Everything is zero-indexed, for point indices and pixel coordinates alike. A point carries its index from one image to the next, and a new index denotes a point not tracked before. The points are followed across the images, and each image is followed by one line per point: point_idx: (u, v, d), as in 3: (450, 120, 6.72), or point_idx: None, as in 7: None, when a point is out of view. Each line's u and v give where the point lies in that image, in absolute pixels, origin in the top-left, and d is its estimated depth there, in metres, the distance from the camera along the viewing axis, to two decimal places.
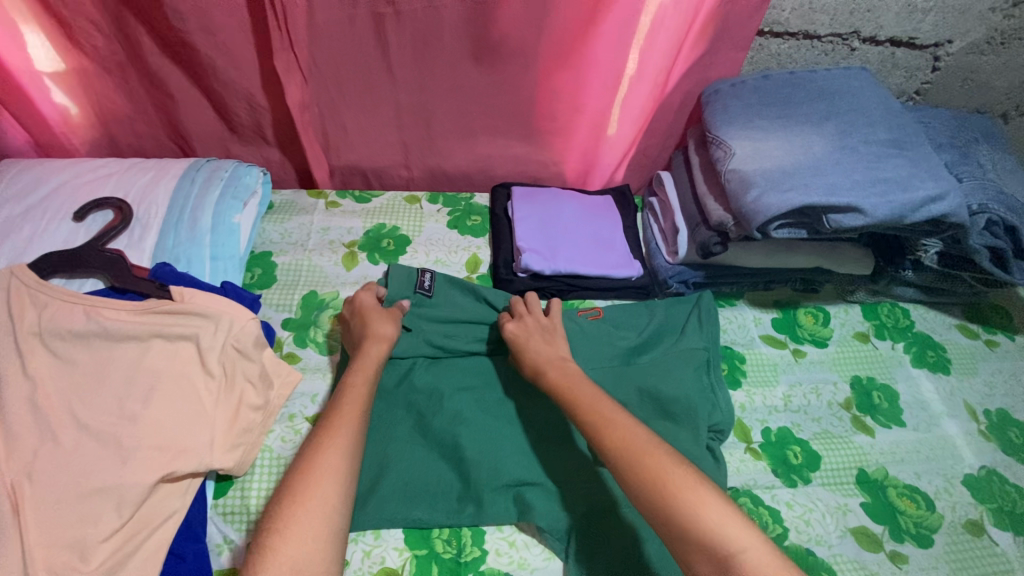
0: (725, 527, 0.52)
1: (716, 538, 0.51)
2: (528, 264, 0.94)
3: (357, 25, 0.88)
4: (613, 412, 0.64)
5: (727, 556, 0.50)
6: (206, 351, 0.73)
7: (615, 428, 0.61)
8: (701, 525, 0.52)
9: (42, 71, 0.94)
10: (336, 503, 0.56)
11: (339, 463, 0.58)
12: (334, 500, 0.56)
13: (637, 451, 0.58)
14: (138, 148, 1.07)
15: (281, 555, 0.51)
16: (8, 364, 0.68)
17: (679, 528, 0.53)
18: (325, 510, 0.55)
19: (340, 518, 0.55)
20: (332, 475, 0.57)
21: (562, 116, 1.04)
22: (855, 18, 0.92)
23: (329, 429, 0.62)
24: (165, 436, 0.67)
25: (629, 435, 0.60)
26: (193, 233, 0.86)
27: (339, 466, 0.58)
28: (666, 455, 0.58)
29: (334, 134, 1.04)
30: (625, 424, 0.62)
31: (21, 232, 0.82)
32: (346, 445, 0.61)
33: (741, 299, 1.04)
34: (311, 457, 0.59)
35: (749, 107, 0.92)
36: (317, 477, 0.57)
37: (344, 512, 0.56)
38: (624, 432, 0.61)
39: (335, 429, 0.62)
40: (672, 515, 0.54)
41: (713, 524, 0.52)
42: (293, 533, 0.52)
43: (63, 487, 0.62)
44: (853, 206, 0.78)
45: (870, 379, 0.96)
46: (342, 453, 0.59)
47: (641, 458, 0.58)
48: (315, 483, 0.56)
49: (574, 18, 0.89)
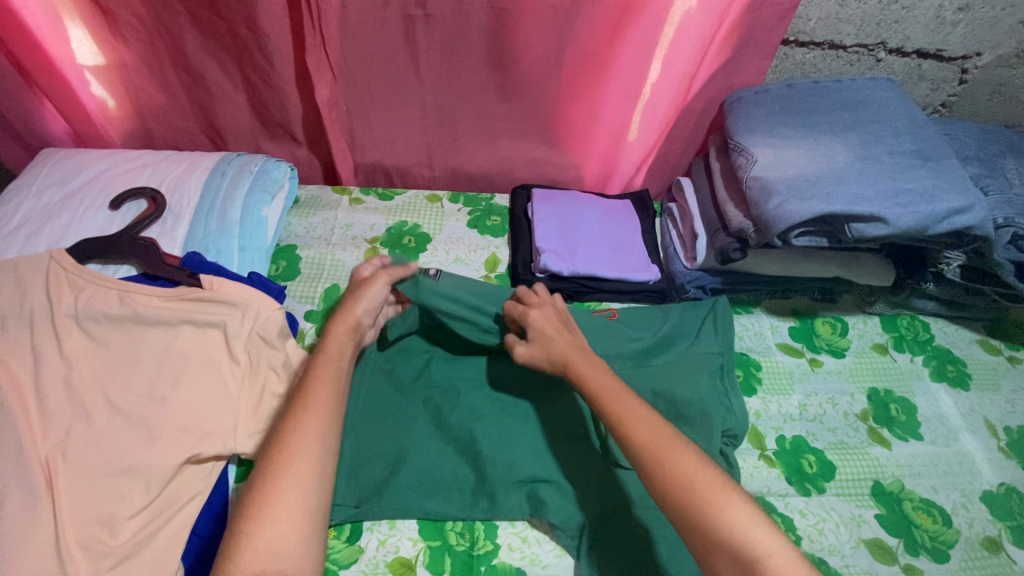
0: (750, 530, 0.52)
1: (743, 543, 0.52)
2: (546, 264, 0.95)
3: (386, 27, 0.90)
4: (637, 404, 0.64)
5: (752, 559, 0.51)
6: (232, 339, 0.75)
7: (641, 428, 0.61)
8: (727, 528, 0.53)
9: (84, 64, 0.98)
10: (310, 483, 0.53)
11: (312, 442, 0.55)
12: (307, 480, 0.53)
13: (660, 450, 0.58)
14: (171, 142, 1.11)
15: (256, 541, 0.49)
16: (46, 344, 0.71)
17: (703, 531, 0.53)
18: (299, 491, 0.52)
19: (315, 498, 0.53)
20: (304, 454, 0.54)
21: (584, 120, 1.05)
22: (882, 29, 0.92)
23: (304, 404, 0.59)
24: (192, 419, 0.69)
25: (656, 436, 0.60)
26: (223, 224, 0.88)
27: (313, 445, 0.55)
28: (696, 456, 0.58)
29: (359, 132, 1.06)
30: (647, 423, 0.61)
31: (59, 219, 0.85)
32: (322, 422, 0.57)
33: (758, 307, 1.04)
34: (282, 435, 0.56)
35: (773, 115, 0.92)
36: (289, 457, 0.54)
37: (320, 491, 0.53)
38: (646, 429, 0.60)
39: (308, 405, 0.59)
40: (696, 519, 0.54)
41: (738, 526, 0.53)
42: (267, 517, 0.50)
43: (94, 465, 0.64)
44: (875, 215, 0.78)
45: (887, 391, 0.95)
46: (314, 431, 0.56)
47: (667, 458, 0.58)
48: (287, 462, 0.53)
49: (600, 24, 0.90)
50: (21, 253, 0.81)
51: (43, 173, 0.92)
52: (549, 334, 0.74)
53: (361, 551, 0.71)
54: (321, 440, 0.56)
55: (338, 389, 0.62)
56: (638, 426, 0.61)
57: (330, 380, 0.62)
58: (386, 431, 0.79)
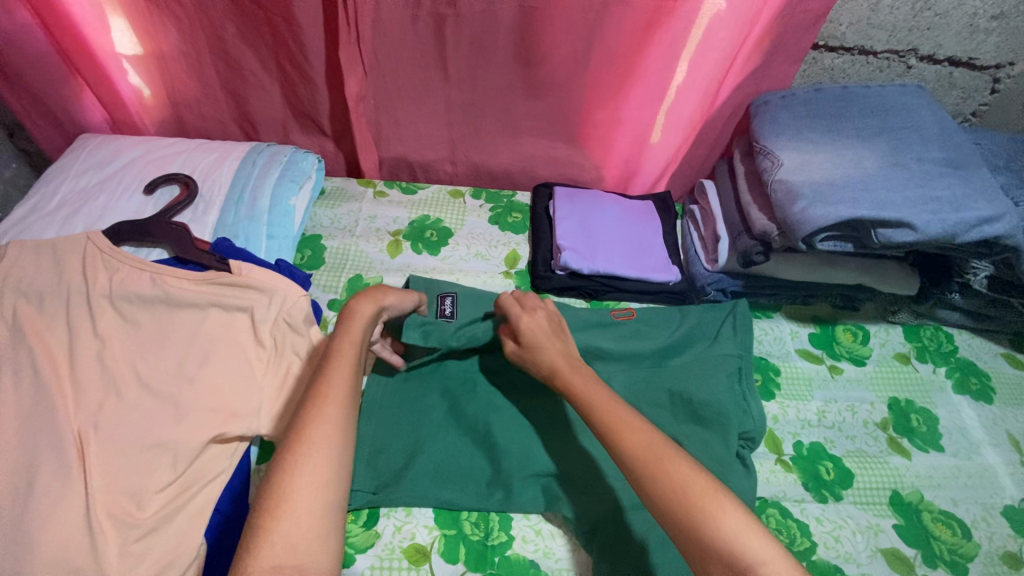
0: (744, 538, 0.52)
1: (736, 551, 0.51)
2: (567, 262, 0.96)
3: (417, 24, 0.92)
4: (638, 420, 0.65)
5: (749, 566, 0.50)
6: (259, 323, 0.77)
7: (630, 437, 0.60)
8: (722, 536, 0.52)
9: (122, 54, 1.00)
10: (329, 479, 0.53)
11: (330, 437, 0.55)
12: (326, 476, 0.53)
13: (652, 458, 0.58)
14: (203, 132, 1.13)
15: (274, 536, 0.48)
16: (81, 321, 0.73)
17: (696, 538, 0.52)
18: (317, 486, 0.52)
19: (333, 494, 0.52)
20: (323, 450, 0.54)
21: (608, 121, 1.06)
22: (914, 36, 0.92)
23: (320, 397, 0.58)
24: (218, 399, 0.71)
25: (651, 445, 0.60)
26: (252, 212, 0.90)
27: (331, 441, 0.55)
28: (688, 464, 0.58)
29: (386, 127, 1.08)
30: (638, 431, 0.61)
31: (96, 202, 0.88)
32: (341, 413, 0.57)
33: (778, 312, 1.03)
34: (301, 429, 0.55)
35: (799, 119, 0.92)
36: (308, 452, 0.53)
37: (337, 487, 0.53)
38: (638, 437, 0.60)
39: (325, 398, 0.58)
40: (690, 528, 0.53)
41: (735, 535, 0.52)
42: (286, 512, 0.50)
43: (123, 439, 0.66)
44: (903, 222, 0.77)
45: (908, 401, 0.94)
46: (333, 426, 0.56)
47: (659, 466, 0.57)
48: (305, 458, 0.53)
49: (628, 25, 0.90)
50: (59, 233, 0.84)
51: (81, 157, 0.94)
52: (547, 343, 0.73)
53: (378, 536, 0.72)
54: (339, 437, 0.55)
55: (353, 381, 0.61)
56: (629, 434, 0.60)
57: (346, 371, 0.61)
58: (405, 420, 0.81)
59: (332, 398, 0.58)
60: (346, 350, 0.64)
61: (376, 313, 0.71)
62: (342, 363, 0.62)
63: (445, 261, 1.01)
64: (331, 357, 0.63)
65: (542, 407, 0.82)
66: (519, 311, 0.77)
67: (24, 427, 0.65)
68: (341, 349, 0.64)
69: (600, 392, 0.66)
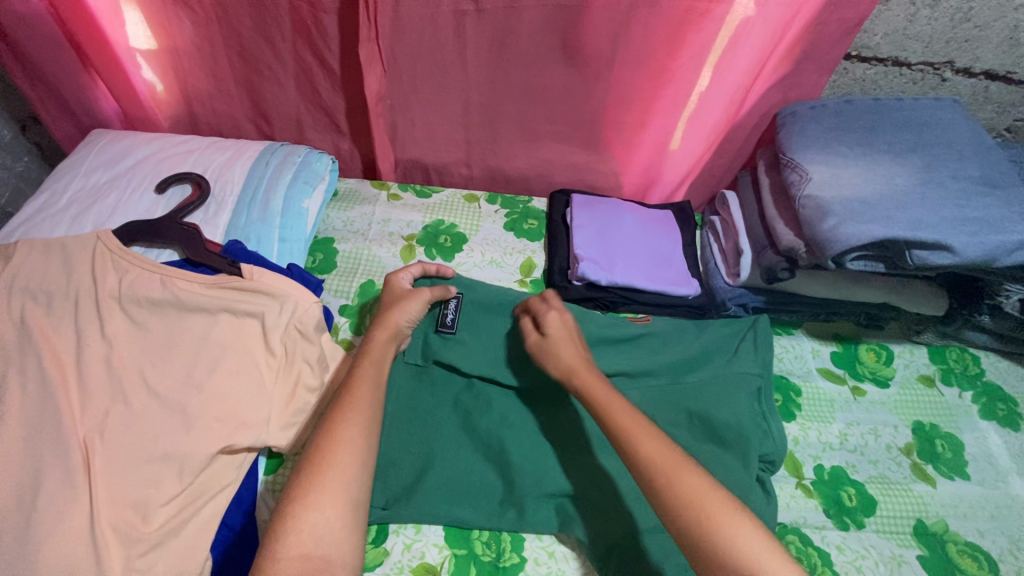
0: (762, 560, 0.50)
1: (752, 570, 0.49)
2: (584, 273, 0.93)
3: (437, 23, 0.89)
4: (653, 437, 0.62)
5: None
6: (270, 330, 0.74)
7: (647, 441, 0.58)
8: (737, 553, 0.50)
9: (137, 48, 0.99)
10: (354, 473, 0.55)
11: (356, 436, 0.58)
12: (352, 470, 0.55)
13: (668, 466, 0.56)
14: (216, 129, 1.12)
15: (302, 523, 0.51)
16: (89, 325, 0.71)
17: (707, 552, 0.51)
18: (344, 479, 0.54)
19: (359, 488, 0.55)
20: (349, 447, 0.57)
21: (630, 127, 1.03)
22: (952, 48, 0.88)
23: (349, 402, 0.61)
24: (227, 409, 0.69)
25: (662, 451, 0.57)
26: (264, 214, 0.88)
27: (357, 439, 0.58)
28: (705, 476, 0.55)
29: (402, 127, 1.06)
30: (655, 438, 0.59)
31: (107, 200, 0.86)
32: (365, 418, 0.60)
33: (799, 329, 1.00)
34: (328, 427, 0.58)
35: (828, 131, 0.89)
36: (336, 448, 0.56)
37: (362, 481, 0.55)
38: (655, 447, 0.58)
39: (352, 402, 0.61)
40: (705, 545, 0.51)
41: (749, 551, 0.50)
42: (314, 503, 0.52)
43: (130, 448, 0.64)
44: (941, 243, 0.74)
45: (933, 426, 0.91)
46: (356, 421, 0.59)
47: (677, 474, 0.55)
48: (333, 454, 0.56)
49: (655, 29, 0.87)
50: (69, 232, 0.82)
51: (93, 154, 0.93)
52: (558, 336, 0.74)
53: (387, 553, 0.71)
54: (364, 434, 0.58)
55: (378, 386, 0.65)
56: (646, 440, 0.58)
57: (371, 378, 0.66)
58: (416, 432, 0.79)
59: (357, 403, 0.61)
60: (376, 360, 0.69)
61: (394, 338, 0.74)
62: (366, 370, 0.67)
63: (460, 268, 0.99)
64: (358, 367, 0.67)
65: (557, 421, 0.80)
66: (544, 307, 0.77)
67: (31, 433, 0.64)
68: (368, 360, 0.68)
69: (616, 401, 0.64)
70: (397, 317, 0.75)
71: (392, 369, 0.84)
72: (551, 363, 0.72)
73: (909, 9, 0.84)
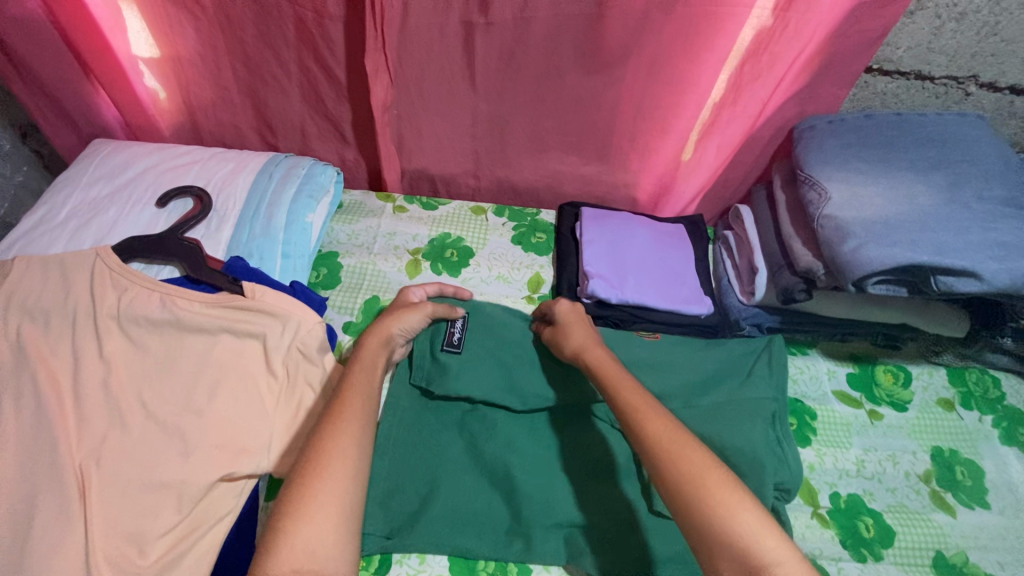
0: (761, 538, 0.49)
1: (750, 548, 0.48)
2: (594, 290, 0.91)
3: (445, 32, 0.86)
4: None
5: (759, 568, 0.47)
6: (272, 352, 0.73)
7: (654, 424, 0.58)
8: (736, 532, 0.49)
9: (138, 55, 0.97)
10: (346, 484, 0.53)
11: (347, 445, 0.56)
12: (344, 479, 0.53)
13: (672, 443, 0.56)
14: (218, 137, 1.10)
15: (293, 537, 0.49)
16: (87, 346, 0.69)
17: (706, 530, 0.50)
18: (335, 488, 0.52)
19: (351, 498, 0.53)
20: (340, 455, 0.55)
21: (641, 139, 1.00)
22: (977, 62, 0.85)
23: (338, 412, 0.60)
24: (227, 435, 0.67)
25: (665, 429, 0.58)
26: (267, 229, 0.86)
27: (348, 449, 0.56)
28: (707, 454, 0.55)
29: (408, 138, 1.03)
30: (660, 417, 0.59)
31: (107, 214, 0.84)
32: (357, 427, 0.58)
33: (814, 348, 0.98)
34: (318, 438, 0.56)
35: (848, 147, 0.86)
36: (327, 458, 0.54)
37: (355, 492, 0.54)
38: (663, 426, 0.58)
39: (344, 409, 0.60)
40: (705, 522, 0.50)
41: (748, 532, 0.49)
42: (305, 514, 0.50)
43: (128, 476, 0.63)
44: (968, 270, 0.71)
45: (952, 451, 0.89)
46: (349, 428, 0.58)
47: (678, 453, 0.55)
48: (323, 463, 0.54)
49: (672, 40, 0.84)
50: (68, 248, 0.80)
51: (94, 165, 0.91)
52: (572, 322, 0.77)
53: None
54: (354, 444, 0.57)
55: (370, 395, 0.64)
56: (651, 422, 0.59)
57: (360, 386, 0.64)
58: (421, 456, 0.77)
59: (348, 411, 0.59)
60: (367, 365, 0.67)
61: (385, 344, 0.72)
62: (358, 378, 0.65)
63: (466, 284, 0.97)
64: (351, 373, 0.66)
65: (566, 447, 0.79)
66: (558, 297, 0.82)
67: (26, 460, 0.62)
68: (360, 366, 0.67)
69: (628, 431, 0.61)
70: (395, 324, 0.75)
71: (399, 387, 0.82)
72: (567, 343, 0.75)
73: (934, 22, 0.81)
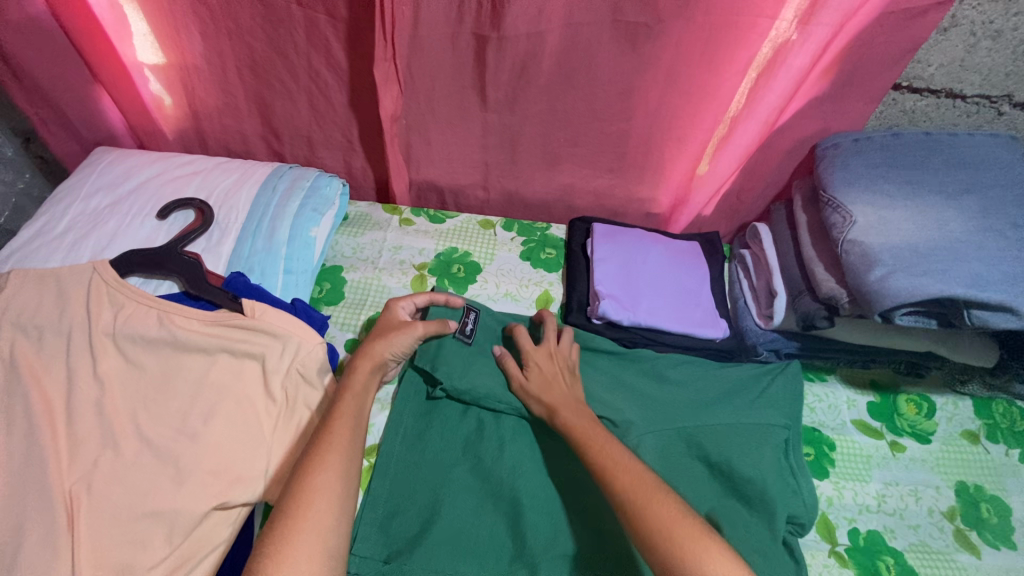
0: None
1: None
2: (605, 311, 0.88)
3: (455, 42, 0.83)
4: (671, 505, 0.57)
5: None
6: (271, 373, 0.70)
7: (623, 475, 0.61)
8: None
9: (144, 61, 0.95)
10: (331, 523, 0.52)
11: (334, 480, 0.55)
12: (328, 517, 0.53)
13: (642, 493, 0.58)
14: (223, 143, 1.07)
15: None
16: (82, 364, 0.67)
17: None
18: (318, 526, 0.52)
19: (336, 538, 0.52)
20: (327, 492, 0.54)
21: (657, 153, 0.97)
22: (1011, 81, 0.80)
23: (326, 443, 0.58)
24: (222, 460, 0.65)
25: (636, 482, 0.60)
26: (269, 243, 0.84)
27: (335, 482, 0.55)
28: (677, 505, 0.57)
29: (416, 149, 1.01)
30: (630, 471, 0.61)
31: (106, 225, 0.82)
32: (342, 462, 0.57)
33: (833, 375, 0.94)
34: (303, 472, 0.55)
35: (875, 168, 0.82)
36: (312, 495, 0.53)
37: (339, 530, 0.53)
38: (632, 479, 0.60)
39: (331, 442, 0.59)
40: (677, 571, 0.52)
41: None
42: (288, 554, 0.49)
43: (118, 504, 0.60)
44: (1005, 305, 0.67)
45: (977, 487, 0.85)
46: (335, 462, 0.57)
47: (647, 505, 0.57)
48: (308, 500, 0.53)
49: (692, 51, 0.81)
50: (66, 260, 0.78)
51: (96, 174, 0.89)
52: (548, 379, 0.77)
53: None
54: (340, 477, 0.56)
55: (359, 425, 0.63)
56: (621, 473, 0.61)
57: (349, 415, 0.63)
58: (422, 478, 0.74)
59: (337, 444, 0.58)
60: (360, 393, 0.66)
61: (377, 370, 0.70)
62: (346, 407, 0.64)
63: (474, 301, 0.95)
64: (341, 403, 0.64)
65: (572, 475, 0.75)
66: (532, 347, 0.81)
67: (15, 484, 0.60)
68: (352, 392, 0.66)
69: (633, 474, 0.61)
70: (387, 347, 0.72)
71: (398, 409, 0.79)
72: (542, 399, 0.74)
73: (969, 39, 0.77)
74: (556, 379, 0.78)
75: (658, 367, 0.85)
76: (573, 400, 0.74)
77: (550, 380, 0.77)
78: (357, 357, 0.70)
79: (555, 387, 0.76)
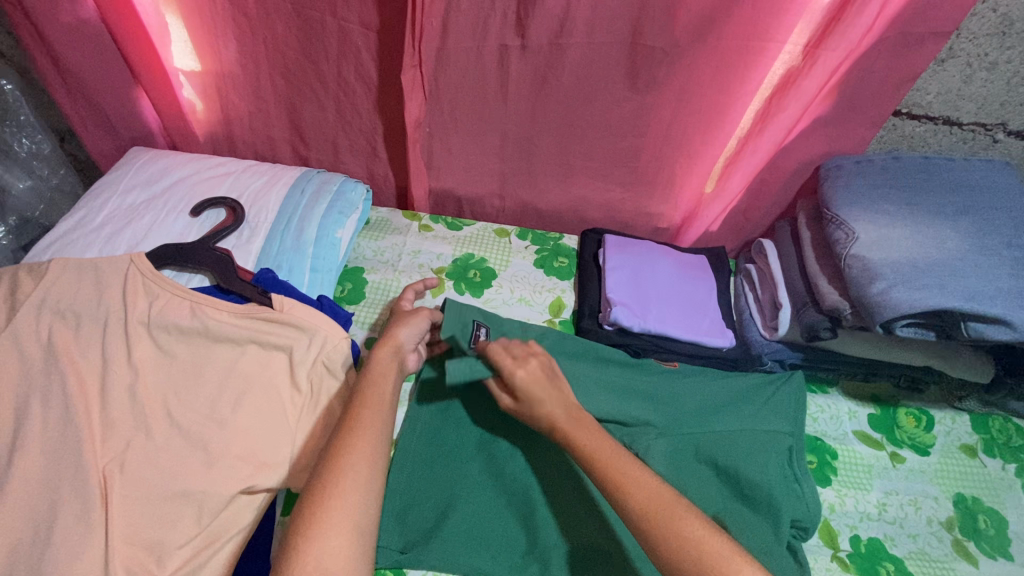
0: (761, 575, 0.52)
1: None
2: (617, 317, 0.91)
3: (481, 56, 0.88)
4: (687, 514, 0.55)
5: None
6: (297, 365, 0.73)
7: (636, 494, 0.57)
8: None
9: (183, 67, 1.00)
10: (358, 500, 0.53)
11: (359, 458, 0.56)
12: (355, 495, 0.53)
13: (658, 511, 0.56)
14: (251, 146, 1.12)
15: (306, 554, 0.49)
16: (117, 350, 0.70)
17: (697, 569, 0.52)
18: (347, 506, 0.52)
19: (363, 515, 0.53)
20: (353, 468, 0.55)
21: (667, 168, 1.01)
22: (1005, 110, 0.85)
23: (352, 422, 0.60)
24: (249, 446, 0.68)
25: (657, 498, 0.57)
26: (297, 242, 0.87)
27: (363, 467, 0.55)
28: (699, 520, 0.55)
29: (437, 156, 1.05)
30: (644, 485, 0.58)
31: (141, 221, 0.86)
32: (370, 440, 0.58)
33: (834, 387, 0.97)
34: (335, 456, 0.56)
35: (876, 188, 0.86)
36: (342, 470, 0.54)
37: (367, 508, 0.53)
38: (649, 494, 0.57)
39: (357, 425, 0.59)
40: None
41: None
42: (317, 529, 0.50)
43: (150, 485, 0.63)
44: (1000, 318, 0.71)
45: (975, 499, 0.87)
46: (362, 445, 0.57)
47: (670, 522, 0.55)
48: (337, 477, 0.54)
49: (704, 72, 0.86)
50: (102, 252, 0.82)
51: (131, 172, 0.93)
52: (541, 394, 0.67)
53: None
54: (367, 460, 0.56)
55: (383, 407, 0.63)
56: (636, 488, 0.58)
57: (380, 397, 0.64)
58: (436, 472, 0.77)
59: (363, 426, 0.59)
60: (381, 379, 0.66)
61: (398, 355, 0.71)
62: (377, 391, 0.64)
63: (489, 305, 0.98)
64: (363, 387, 0.65)
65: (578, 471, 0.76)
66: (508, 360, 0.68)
67: (50, 462, 0.62)
68: (373, 379, 0.66)
69: (642, 478, 0.59)
70: (401, 334, 0.73)
71: (417, 404, 0.82)
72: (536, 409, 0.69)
73: (965, 70, 0.82)
74: (547, 387, 0.67)
75: (667, 373, 0.88)
76: (568, 407, 0.67)
77: (540, 392, 0.67)
78: (379, 350, 0.70)
79: (553, 399, 0.67)
